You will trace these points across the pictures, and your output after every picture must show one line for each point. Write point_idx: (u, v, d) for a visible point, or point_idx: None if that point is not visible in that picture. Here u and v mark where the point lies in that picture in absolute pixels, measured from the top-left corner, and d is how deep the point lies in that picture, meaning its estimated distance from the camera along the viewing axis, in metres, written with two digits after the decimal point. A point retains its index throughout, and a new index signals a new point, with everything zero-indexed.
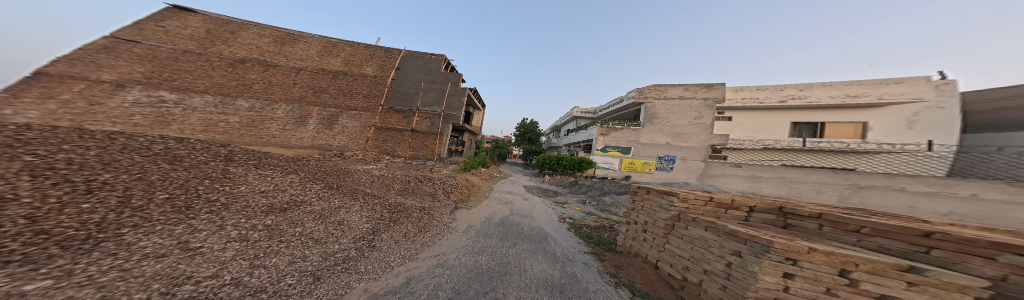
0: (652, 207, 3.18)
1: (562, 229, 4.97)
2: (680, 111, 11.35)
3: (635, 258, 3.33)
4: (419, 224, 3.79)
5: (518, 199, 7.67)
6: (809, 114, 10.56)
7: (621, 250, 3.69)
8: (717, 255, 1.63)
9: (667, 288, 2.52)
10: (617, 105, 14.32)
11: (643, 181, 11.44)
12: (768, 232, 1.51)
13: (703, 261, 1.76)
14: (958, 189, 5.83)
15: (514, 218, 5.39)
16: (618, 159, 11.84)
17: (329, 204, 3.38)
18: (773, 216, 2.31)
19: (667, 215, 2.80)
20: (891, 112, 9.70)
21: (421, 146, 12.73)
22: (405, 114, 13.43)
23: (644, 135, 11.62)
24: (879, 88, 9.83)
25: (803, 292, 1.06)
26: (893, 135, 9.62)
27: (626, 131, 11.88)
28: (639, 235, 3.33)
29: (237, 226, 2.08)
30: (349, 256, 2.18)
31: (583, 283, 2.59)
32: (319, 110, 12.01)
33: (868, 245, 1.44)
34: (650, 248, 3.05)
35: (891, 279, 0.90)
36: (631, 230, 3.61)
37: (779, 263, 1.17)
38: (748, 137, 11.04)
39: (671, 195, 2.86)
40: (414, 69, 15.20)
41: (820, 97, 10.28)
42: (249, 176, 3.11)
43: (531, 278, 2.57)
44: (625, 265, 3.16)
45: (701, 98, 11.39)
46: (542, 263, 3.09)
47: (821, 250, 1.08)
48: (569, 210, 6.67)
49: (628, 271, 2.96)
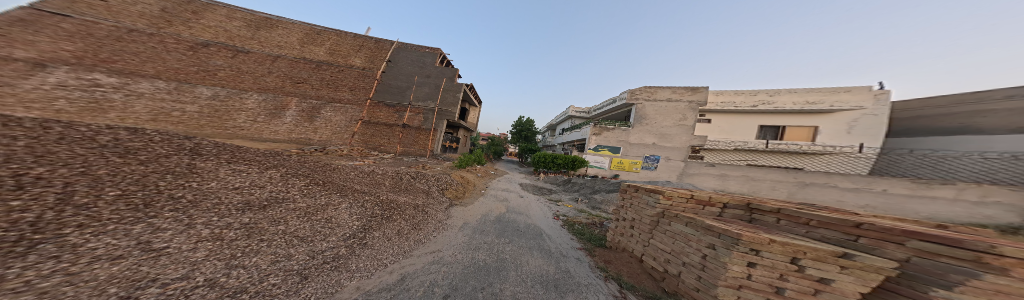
0: (639, 205, 3.32)
1: (556, 225, 5.11)
2: (667, 112, 11.69)
3: (622, 252, 3.50)
4: (414, 221, 3.84)
5: (514, 196, 7.83)
6: (773, 118, 11.25)
7: (610, 245, 3.86)
8: (694, 248, 1.75)
9: (650, 279, 2.69)
10: (610, 105, 14.55)
11: (631, 179, 11.74)
12: (738, 226, 1.64)
13: (682, 254, 1.89)
14: (875, 185, 7.02)
15: (510, 215, 5.49)
16: (608, 158, 12.10)
17: (315, 201, 3.37)
18: (742, 211, 2.57)
19: (653, 211, 2.93)
20: (838, 118, 10.50)
21: (413, 141, 12.70)
22: (396, 108, 13.35)
23: (632, 135, 11.89)
24: (832, 96, 10.58)
25: (763, 277, 1.26)
26: (841, 137, 10.34)
27: (618, 130, 12.12)
28: (627, 231, 3.49)
29: (209, 225, 2.00)
30: (338, 255, 2.21)
31: (577, 278, 2.71)
32: (298, 101, 11.78)
33: (813, 234, 1.71)
34: (636, 244, 3.21)
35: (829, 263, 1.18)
36: (620, 226, 3.76)
37: (745, 254, 1.31)
38: (722, 139, 11.63)
39: (658, 192, 3.01)
40: (406, 62, 14.90)
41: (785, 103, 10.92)
42: (220, 171, 3.01)
43: (527, 274, 2.67)
44: (613, 259, 3.31)
45: (687, 100, 11.72)
46: (536, 259, 3.19)
47: (781, 241, 1.24)
48: (565, 208, 6.85)
49: (616, 265, 3.10)
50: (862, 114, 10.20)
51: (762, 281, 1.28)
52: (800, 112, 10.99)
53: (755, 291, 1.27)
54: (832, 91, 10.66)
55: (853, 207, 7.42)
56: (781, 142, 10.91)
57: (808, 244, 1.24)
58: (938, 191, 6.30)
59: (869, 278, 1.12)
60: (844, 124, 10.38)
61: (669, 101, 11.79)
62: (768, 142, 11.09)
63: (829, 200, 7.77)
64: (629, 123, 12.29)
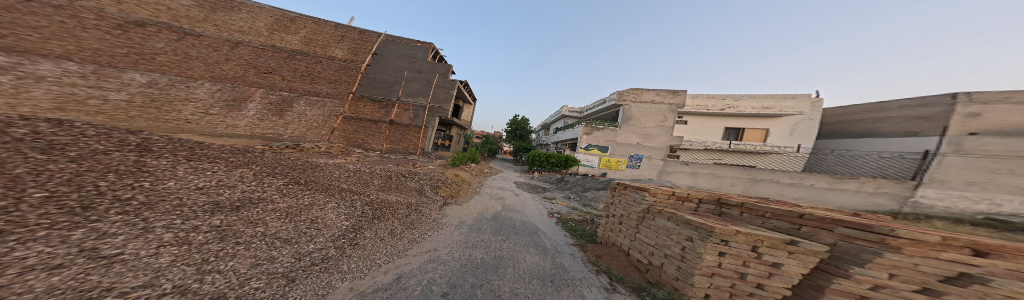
0: (626, 201, 3.47)
1: (550, 223, 5.24)
2: (650, 113, 12.08)
3: (610, 246, 3.67)
4: (407, 221, 3.85)
5: (507, 194, 7.92)
6: (734, 121, 12.29)
7: (601, 241, 4.01)
8: (675, 240, 1.87)
9: (636, 271, 2.85)
10: (601, 105, 14.79)
11: (619, 177, 12.11)
12: (711, 219, 1.78)
13: (665, 247, 2.00)
14: (808, 180, 8.43)
15: (506, 213, 5.57)
16: (597, 157, 12.35)
17: (296, 202, 3.30)
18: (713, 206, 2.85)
19: (639, 207, 3.08)
20: (785, 122, 11.77)
21: (402, 138, 12.66)
22: (381, 103, 13.03)
23: (620, 135, 12.19)
24: (782, 102, 11.69)
25: (731, 264, 1.41)
26: (784, 139, 11.70)
27: (607, 130, 12.41)
28: (616, 227, 3.63)
29: (171, 229, 1.82)
30: (327, 256, 2.21)
31: (571, 272, 2.82)
32: (263, 92, 10.91)
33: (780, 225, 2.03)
34: (624, 238, 3.35)
35: (781, 249, 1.35)
36: (609, 222, 3.90)
37: (716, 244, 1.44)
38: (695, 139, 12.45)
39: (643, 190, 3.17)
40: (394, 56, 14.40)
41: (747, 107, 11.82)
42: (177, 169, 2.83)
43: (525, 270, 2.76)
44: (603, 253, 3.45)
45: (668, 103, 12.17)
46: (533, 256, 3.29)
47: (743, 232, 1.37)
48: (557, 205, 7.05)
49: (606, 259, 3.24)
50: (802, 119, 11.54)
51: (729, 267, 1.43)
52: (756, 116, 12.04)
53: (724, 277, 1.42)
54: (782, 98, 11.81)
55: (787, 198, 8.85)
56: (739, 143, 12.04)
57: (764, 233, 1.38)
58: (848, 183, 7.93)
59: (806, 259, 1.31)
60: (788, 128, 11.67)
61: (653, 103, 12.15)
62: (730, 143, 12.14)
63: (772, 194, 9.03)
64: (617, 123, 12.63)
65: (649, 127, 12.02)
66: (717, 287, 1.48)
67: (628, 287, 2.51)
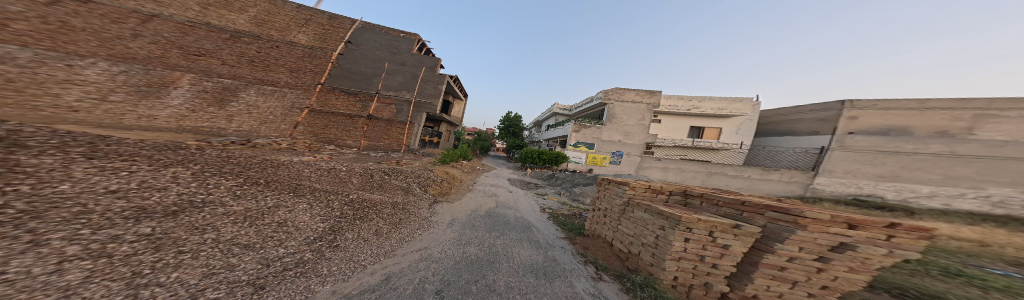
0: (610, 195, 3.66)
1: (543, 218, 5.40)
2: (630, 112, 12.64)
3: (595, 237, 3.91)
4: (392, 220, 3.82)
5: (496, 190, 7.99)
6: (695, 120, 13.34)
7: (588, 233, 4.22)
8: (651, 230, 2.02)
9: (617, 259, 3.07)
10: (588, 104, 15.09)
11: (603, 174, 12.60)
12: (679, 209, 1.97)
13: (642, 236, 2.16)
14: (749, 173, 10.39)
15: (499, 210, 5.66)
16: (584, 154, 12.70)
17: (258, 204, 2.97)
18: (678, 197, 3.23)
19: (621, 201, 3.27)
20: (733, 122, 13.17)
21: (383, 135, 12.07)
22: (359, 97, 12.17)
23: (604, 133, 12.57)
24: (733, 104, 13.02)
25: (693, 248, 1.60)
26: (733, 136, 13.02)
27: (594, 128, 12.77)
28: (601, 219, 3.82)
29: (74, 240, 1.38)
30: (303, 260, 2.07)
31: (562, 264, 2.97)
32: (194, 78, 8.75)
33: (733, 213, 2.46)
34: (608, 230, 3.57)
35: (728, 233, 1.59)
36: (596, 215, 4.07)
37: (684, 231, 1.61)
38: (665, 137, 13.43)
39: (624, 184, 3.39)
40: (373, 45, 13.58)
41: (705, 108, 12.93)
42: (71, 170, 2.16)
43: (519, 263, 2.89)
44: (590, 245, 3.64)
45: (646, 103, 12.80)
46: (527, 250, 3.41)
47: (704, 219, 1.55)
48: (547, 200, 7.32)
49: (592, 250, 3.43)
50: (745, 119, 13.01)
51: (691, 250, 1.62)
52: (711, 116, 13.25)
53: (689, 260, 1.61)
54: (733, 100, 13.12)
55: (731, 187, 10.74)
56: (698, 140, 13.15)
57: (718, 219, 1.59)
58: (772, 174, 10.17)
59: (748, 240, 1.57)
60: (734, 127, 13.10)
61: (633, 102, 12.71)
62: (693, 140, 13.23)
63: (722, 185, 10.85)
64: (602, 121, 13.01)
65: (629, 125, 12.59)
66: (683, 268, 1.67)
67: (612, 273, 2.72)
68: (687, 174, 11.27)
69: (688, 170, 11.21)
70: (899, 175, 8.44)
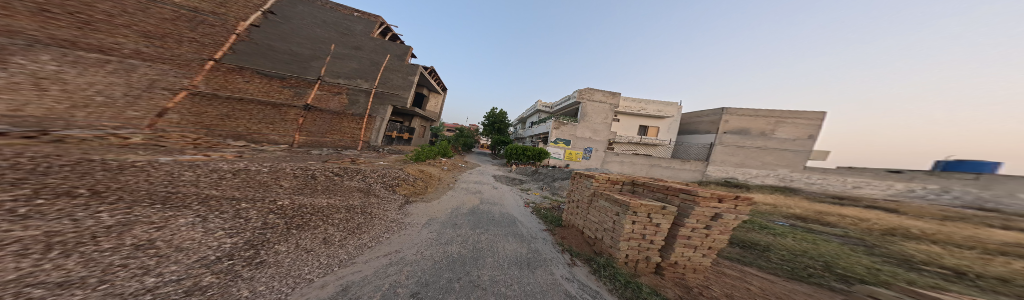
0: (580, 187, 3.98)
1: (526, 212, 5.58)
2: (600, 111, 13.75)
3: (568, 227, 4.30)
4: (349, 225, 3.30)
5: (473, 187, 7.84)
6: (640, 120, 15.83)
7: (564, 224, 4.56)
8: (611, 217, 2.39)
9: (585, 244, 3.45)
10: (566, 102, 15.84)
11: (577, 168, 13.53)
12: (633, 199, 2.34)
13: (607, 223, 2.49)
14: (676, 164, 13.40)
15: (483, 207, 5.66)
16: (563, 149, 13.52)
17: (84, 224, 1.71)
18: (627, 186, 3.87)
19: (588, 191, 3.64)
20: (666, 122, 16.03)
21: (333, 130, 9.54)
22: (287, 82, 8.85)
23: (579, 130, 13.50)
24: (667, 107, 15.83)
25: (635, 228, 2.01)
26: (667, 134, 15.88)
27: (570, 126, 13.57)
28: (574, 210, 4.17)
29: None
30: (203, 285, 1.35)
31: (543, 254, 3.20)
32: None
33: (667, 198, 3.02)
34: (579, 219, 3.94)
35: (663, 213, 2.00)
36: (571, 207, 4.38)
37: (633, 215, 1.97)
38: (622, 134, 15.55)
39: (591, 177, 3.76)
40: (313, 22, 10.51)
41: (648, 109, 15.57)
42: None
43: (503, 257, 2.98)
44: (566, 234, 3.95)
45: (610, 103, 14.00)
46: (511, 244, 3.52)
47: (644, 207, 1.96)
48: (528, 195, 7.59)
49: (567, 238, 3.75)
50: (674, 120, 15.89)
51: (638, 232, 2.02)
52: (651, 117, 15.87)
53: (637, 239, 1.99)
54: (667, 104, 16.01)
55: (665, 175, 13.52)
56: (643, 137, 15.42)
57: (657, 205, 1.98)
58: (684, 164, 13.52)
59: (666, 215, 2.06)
60: (667, 126, 15.93)
61: (602, 102, 13.85)
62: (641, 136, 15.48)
63: (661, 174, 13.29)
64: (576, 118, 13.85)
65: (598, 123, 13.70)
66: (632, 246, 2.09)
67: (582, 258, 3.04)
68: (641, 167, 12.95)
69: (641, 163, 12.96)
70: (744, 162, 13.57)
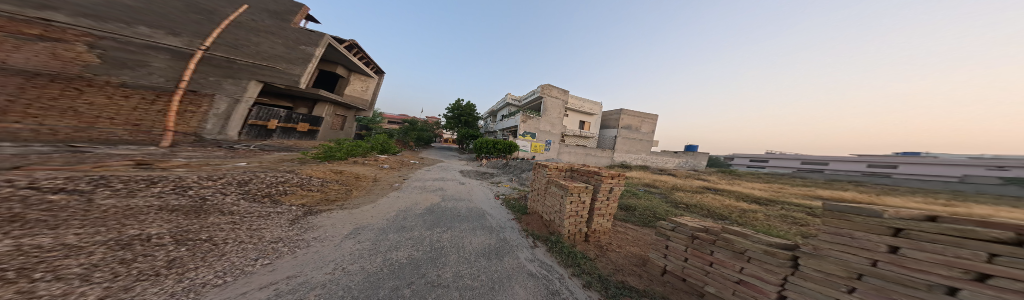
0: (539, 175, 5.40)
1: (495, 204, 6.31)
2: (554, 106, 16.37)
3: (531, 214, 5.58)
4: (179, 260, 2.04)
5: (434, 187, 7.80)
6: (579, 115, 19.37)
7: (529, 211, 5.77)
8: (567, 194, 4.20)
9: (540, 225, 5.04)
10: (530, 96, 17.49)
11: (540, 159, 15.55)
12: (575, 188, 4.25)
13: (565, 202, 4.24)
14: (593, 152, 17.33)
15: (444, 207, 5.79)
16: (529, 142, 15.32)
17: None
18: (569, 172, 5.47)
19: (545, 181, 5.06)
20: (593, 118, 20.14)
21: (24, 108, 5.36)
22: None
23: (542, 123, 15.76)
24: (596, 106, 19.83)
25: (572, 187, 4.13)
26: (596, 127, 19.97)
27: (533, 120, 15.41)
28: (536, 197, 5.54)
29: None
30: None
31: (509, 242, 4.26)
32: None
33: (582, 178, 4.98)
34: (536, 204, 5.55)
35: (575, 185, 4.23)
36: (534, 193, 5.65)
37: (574, 187, 4.12)
38: (570, 127, 18.65)
39: (545, 167, 5.33)
40: None
41: (584, 106, 19.06)
42: None
43: (471, 253, 3.52)
44: (529, 220, 5.30)
45: (562, 99, 16.87)
46: (477, 240, 4.15)
47: (573, 186, 4.15)
48: (497, 186, 8.21)
49: (529, 223, 5.16)
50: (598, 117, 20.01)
51: (574, 189, 4.15)
52: (581, 112, 19.36)
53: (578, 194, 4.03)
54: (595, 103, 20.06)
55: (592, 161, 17.48)
56: (580, 131, 18.82)
57: (577, 186, 4.20)
58: (597, 152, 17.65)
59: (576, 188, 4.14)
60: (596, 120, 19.93)
61: (556, 98, 16.50)
62: (579, 130, 18.86)
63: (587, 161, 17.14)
64: (538, 113, 15.85)
65: (554, 117, 16.31)
66: (573, 206, 4.26)
67: (541, 239, 4.48)
68: (572, 155, 16.09)
69: (574, 152, 16.36)
70: (628, 150, 19.55)
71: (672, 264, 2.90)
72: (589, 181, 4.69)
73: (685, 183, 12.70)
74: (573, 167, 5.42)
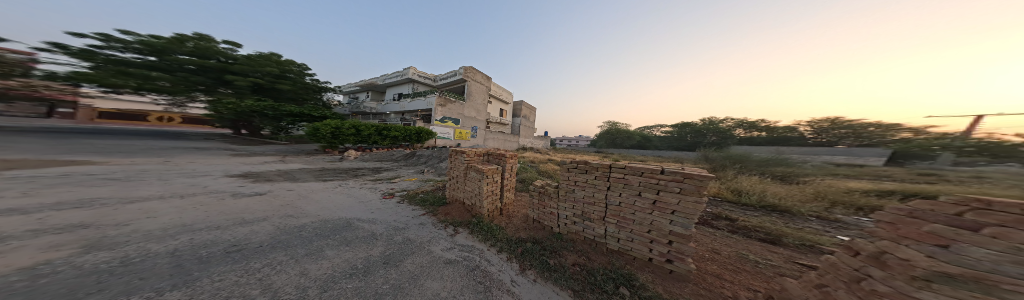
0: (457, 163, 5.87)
1: (396, 206, 5.75)
2: (478, 91, 23.64)
3: (451, 204, 5.87)
4: None
5: (48, 230, 2.78)
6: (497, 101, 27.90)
7: (447, 201, 6.12)
8: (483, 176, 4.87)
9: (451, 215, 5.33)
10: (452, 77, 22.94)
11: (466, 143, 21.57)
12: (490, 170, 5.08)
13: (478, 186, 5.00)
14: (507, 136, 26.07)
15: (167, 251, 2.50)
16: (451, 128, 20.57)
17: None
18: (484, 154, 6.35)
19: (462, 168, 5.55)
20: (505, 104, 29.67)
21: None
22: None
23: (465, 109, 22.15)
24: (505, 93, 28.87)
25: (489, 169, 4.99)
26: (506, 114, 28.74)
27: (456, 105, 21.18)
28: (453, 185, 6.01)
29: None
30: None
31: (400, 246, 3.70)
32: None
33: (493, 160, 6.01)
34: (453, 191, 6.00)
35: (489, 168, 5.09)
36: (451, 184, 6.11)
37: (490, 169, 5.00)
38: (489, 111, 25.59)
39: (461, 154, 5.76)
40: None
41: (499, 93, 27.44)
42: None
43: (304, 290, 2.11)
44: (447, 210, 5.58)
45: (485, 85, 24.42)
46: (321, 263, 2.75)
47: (489, 170, 4.97)
48: (366, 197, 6.22)
49: (449, 213, 5.43)
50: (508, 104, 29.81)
51: (488, 170, 4.99)
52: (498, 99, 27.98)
53: (489, 172, 4.95)
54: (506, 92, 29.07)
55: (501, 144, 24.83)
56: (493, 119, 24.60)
57: (489, 169, 5.00)
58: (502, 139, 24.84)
59: (484, 171, 4.81)
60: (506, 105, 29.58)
61: (479, 83, 23.65)
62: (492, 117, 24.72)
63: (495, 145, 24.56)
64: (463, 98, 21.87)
65: (478, 101, 23.60)
66: (489, 186, 5.06)
67: (462, 224, 4.92)
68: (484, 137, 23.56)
69: (490, 136, 24.20)
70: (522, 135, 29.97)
71: (535, 212, 5.18)
72: (497, 162, 5.86)
73: (541, 155, 21.52)
74: (487, 150, 6.43)
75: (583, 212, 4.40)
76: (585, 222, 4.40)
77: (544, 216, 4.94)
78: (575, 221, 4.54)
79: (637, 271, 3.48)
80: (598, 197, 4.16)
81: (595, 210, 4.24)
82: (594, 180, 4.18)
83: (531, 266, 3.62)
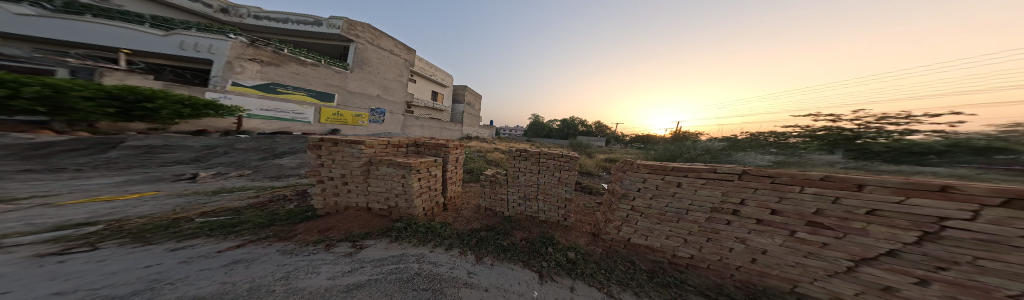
0: (342, 158, 3.41)
1: (101, 255, 2.04)
2: (387, 63, 16.42)
3: (342, 213, 3.49)
4: None
5: None
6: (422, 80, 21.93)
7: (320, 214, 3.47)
8: (408, 169, 3.23)
9: (336, 233, 2.93)
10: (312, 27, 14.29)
11: (355, 131, 14.80)
12: (424, 166, 3.58)
13: (397, 187, 3.30)
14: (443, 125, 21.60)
15: None
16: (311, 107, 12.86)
17: None
18: (406, 147, 4.57)
19: (359, 163, 3.36)
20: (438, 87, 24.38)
21: None
22: None
23: (352, 83, 14.22)
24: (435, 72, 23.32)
25: (416, 164, 3.30)
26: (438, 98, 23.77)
27: (320, 69, 12.95)
28: (335, 189, 3.50)
29: None
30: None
31: None
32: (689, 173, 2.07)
33: (426, 152, 4.55)
34: (345, 196, 3.50)
35: (425, 162, 3.61)
36: (327, 188, 3.57)
37: (423, 163, 3.47)
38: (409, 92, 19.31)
39: (359, 143, 3.39)
40: None
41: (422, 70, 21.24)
42: None
43: None
44: (326, 224, 3.14)
45: (402, 57, 17.74)
46: None
47: (421, 164, 3.40)
48: None
49: (337, 227, 3.08)
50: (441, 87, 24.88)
51: (416, 163, 3.33)
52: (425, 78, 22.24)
53: (420, 166, 3.37)
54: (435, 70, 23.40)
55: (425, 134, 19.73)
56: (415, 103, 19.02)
57: (424, 161, 3.57)
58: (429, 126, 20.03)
59: (412, 165, 3.22)
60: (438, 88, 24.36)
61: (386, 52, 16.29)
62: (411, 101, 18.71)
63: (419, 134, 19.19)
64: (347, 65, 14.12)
65: (388, 76, 16.51)
66: (423, 184, 3.56)
67: (375, 233, 2.99)
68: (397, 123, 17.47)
69: (413, 123, 18.65)
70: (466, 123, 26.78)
71: (487, 201, 4.98)
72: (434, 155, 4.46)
73: (488, 144, 20.19)
74: (413, 141, 4.76)
75: (527, 193, 4.90)
76: (522, 202, 4.93)
77: (495, 203, 5.00)
78: (518, 201, 4.96)
79: (553, 230, 4.68)
80: (530, 179, 4.87)
81: (534, 189, 4.86)
82: (530, 164, 4.78)
83: (479, 248, 2.87)
